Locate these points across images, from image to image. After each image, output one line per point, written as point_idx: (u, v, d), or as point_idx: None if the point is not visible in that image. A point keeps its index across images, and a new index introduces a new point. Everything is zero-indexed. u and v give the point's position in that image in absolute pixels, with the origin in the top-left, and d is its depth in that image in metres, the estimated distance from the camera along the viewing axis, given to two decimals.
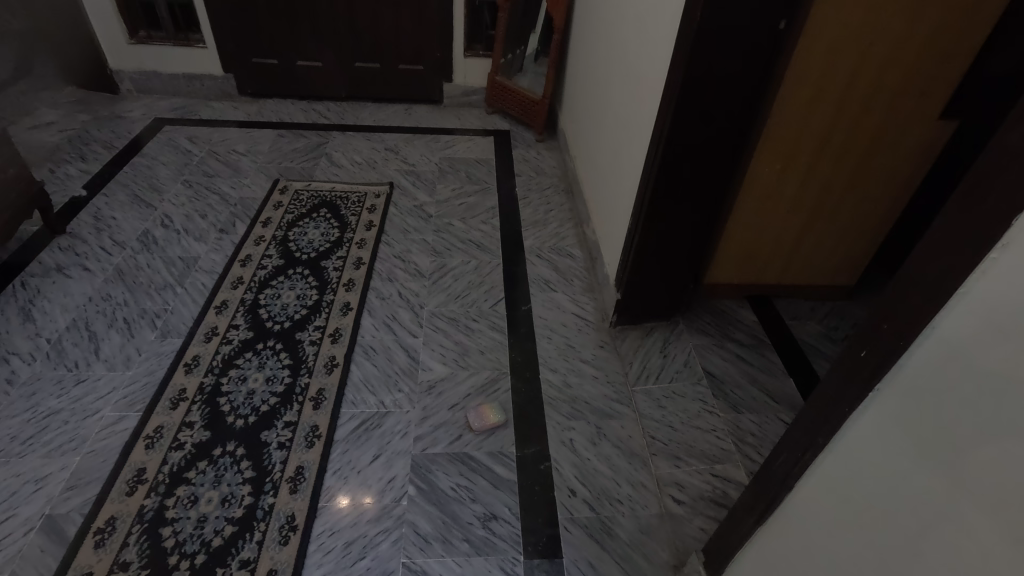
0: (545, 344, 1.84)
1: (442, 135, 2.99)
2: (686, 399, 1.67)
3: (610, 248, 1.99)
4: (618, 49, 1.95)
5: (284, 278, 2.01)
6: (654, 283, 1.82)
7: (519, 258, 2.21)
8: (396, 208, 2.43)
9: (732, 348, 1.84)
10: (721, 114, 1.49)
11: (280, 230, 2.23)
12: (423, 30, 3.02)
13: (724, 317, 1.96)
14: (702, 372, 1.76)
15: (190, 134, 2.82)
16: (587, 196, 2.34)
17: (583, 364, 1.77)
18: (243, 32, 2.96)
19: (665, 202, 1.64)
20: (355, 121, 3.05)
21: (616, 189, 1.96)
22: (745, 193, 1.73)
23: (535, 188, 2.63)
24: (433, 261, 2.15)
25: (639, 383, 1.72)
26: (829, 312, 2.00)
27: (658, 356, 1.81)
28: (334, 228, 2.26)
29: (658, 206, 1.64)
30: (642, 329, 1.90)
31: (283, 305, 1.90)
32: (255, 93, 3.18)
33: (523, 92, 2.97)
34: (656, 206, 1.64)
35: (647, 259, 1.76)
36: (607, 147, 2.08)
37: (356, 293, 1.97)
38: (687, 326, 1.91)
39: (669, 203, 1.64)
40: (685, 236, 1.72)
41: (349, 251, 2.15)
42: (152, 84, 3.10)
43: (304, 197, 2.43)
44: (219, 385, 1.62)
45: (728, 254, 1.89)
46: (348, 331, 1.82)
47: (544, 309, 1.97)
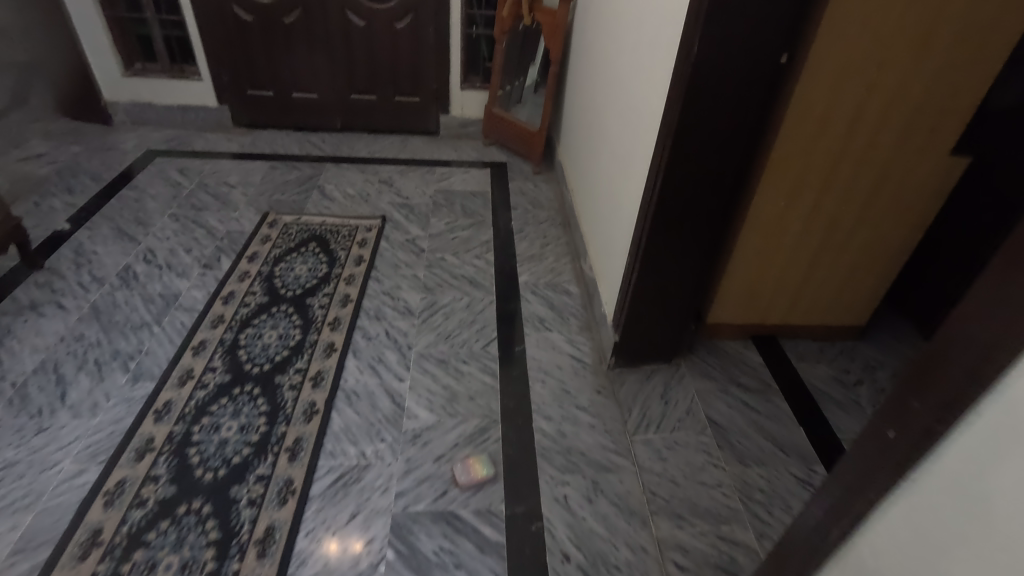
0: (539, 388, 1.74)
1: (438, 167, 2.95)
2: (689, 450, 1.56)
3: (607, 285, 1.90)
4: (614, 80, 1.90)
5: (266, 316, 1.92)
6: (653, 322, 1.73)
7: (514, 295, 2.12)
8: (387, 241, 2.36)
9: (738, 394, 1.73)
10: (720, 149, 1.42)
11: (266, 266, 2.16)
12: (419, 62, 3.00)
13: (729, 358, 1.86)
14: (706, 420, 1.64)
15: (181, 166, 2.77)
16: (584, 230, 2.26)
17: (579, 412, 1.67)
18: (239, 64, 2.96)
19: (663, 239, 1.56)
20: (350, 153, 3.01)
21: (613, 224, 1.88)
22: (746, 230, 1.65)
23: (532, 221, 2.56)
24: (423, 298, 2.07)
25: (639, 432, 1.61)
26: (840, 353, 1.89)
27: (658, 402, 1.70)
28: (322, 263, 2.19)
29: (655, 242, 1.56)
30: (642, 371, 1.80)
31: (264, 345, 1.81)
32: (251, 124, 3.15)
33: (520, 124, 2.93)
34: (653, 243, 1.56)
35: (645, 298, 1.67)
36: (604, 180, 2.02)
37: (342, 332, 1.88)
38: (689, 369, 1.81)
39: (667, 240, 1.56)
40: (684, 274, 1.64)
41: (336, 288, 2.07)
42: (147, 115, 3.07)
43: (293, 231, 2.36)
44: (189, 434, 1.52)
45: (730, 293, 1.80)
46: (330, 374, 1.73)
47: (539, 350, 1.88)
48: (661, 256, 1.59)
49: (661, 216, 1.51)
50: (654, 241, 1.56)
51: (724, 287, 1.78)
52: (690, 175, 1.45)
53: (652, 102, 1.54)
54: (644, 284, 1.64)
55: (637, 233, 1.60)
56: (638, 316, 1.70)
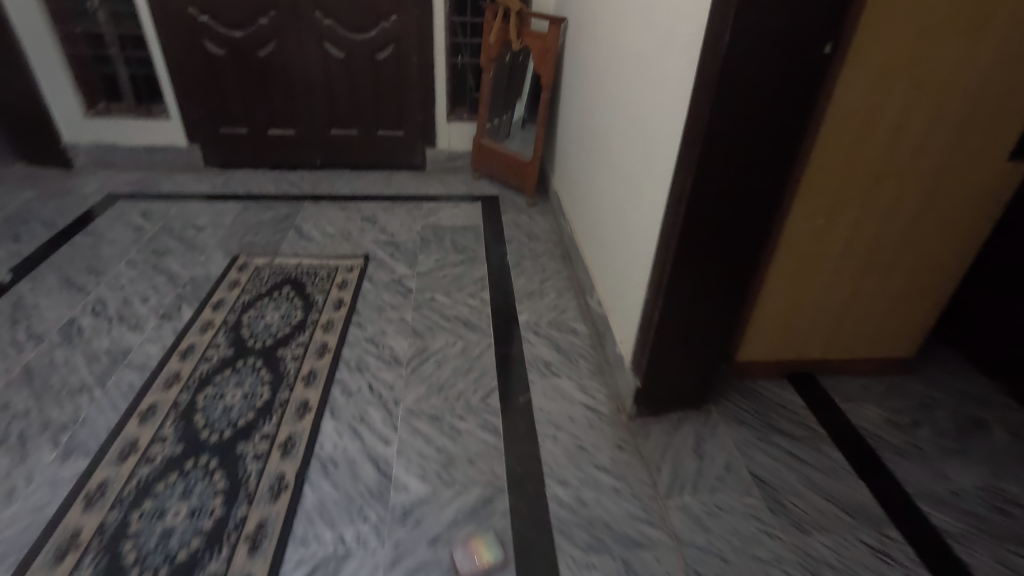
0: (550, 445, 1.49)
1: (424, 202, 2.75)
2: (735, 516, 1.31)
3: (621, 322, 1.67)
4: (618, 95, 1.73)
5: (231, 372, 1.67)
6: (680, 360, 1.51)
7: (514, 336, 1.89)
8: (371, 282, 2.13)
9: (782, 442, 1.49)
10: (753, 159, 1.23)
11: (233, 313, 1.91)
12: (403, 94, 2.85)
13: (765, 400, 1.62)
14: (750, 476, 1.39)
15: (145, 209, 2.55)
16: (588, 262, 2.06)
17: (599, 473, 1.42)
18: (210, 101, 2.78)
19: (689, 265, 1.35)
20: (330, 191, 2.82)
21: (625, 252, 1.67)
22: (780, 253, 1.45)
23: (528, 255, 2.35)
24: (412, 344, 1.83)
25: (672, 496, 1.36)
26: (888, 389, 1.67)
27: (690, 456, 1.46)
28: (296, 309, 1.95)
29: (681, 268, 1.36)
30: (667, 420, 1.56)
31: (225, 407, 1.55)
32: (223, 164, 2.95)
33: (512, 155, 2.77)
34: (679, 269, 1.36)
35: (670, 332, 1.46)
36: (610, 205, 1.82)
37: (317, 388, 1.63)
38: (721, 414, 1.57)
39: (694, 266, 1.36)
40: (713, 304, 1.43)
41: (312, 336, 1.83)
42: (110, 157, 2.87)
43: (265, 273, 2.13)
44: (126, 523, 1.25)
45: (762, 325, 1.58)
46: (304, 439, 1.47)
47: (546, 400, 1.63)
48: (688, 283, 1.38)
49: (686, 238, 1.31)
50: (680, 267, 1.35)
51: (756, 318, 1.57)
52: (720, 190, 1.26)
53: (669, 112, 1.35)
54: (669, 316, 1.43)
55: (659, 258, 1.39)
56: (662, 353, 1.48)
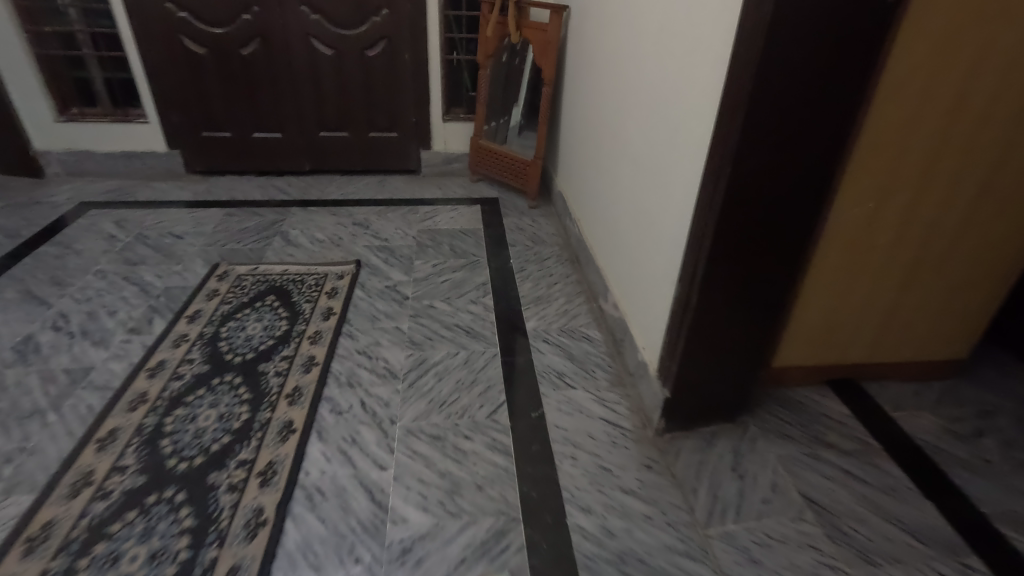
0: (568, 467, 1.31)
1: (420, 206, 2.59)
2: (789, 547, 1.12)
3: (644, 325, 1.50)
4: (633, 78, 1.58)
5: (205, 391, 1.48)
6: (715, 365, 1.33)
7: (521, 346, 1.71)
8: (363, 289, 1.95)
9: (832, 457, 1.31)
10: (804, 130, 1.06)
11: (210, 326, 1.73)
12: (396, 94, 2.70)
13: (807, 410, 1.44)
14: (801, 498, 1.21)
15: (119, 217, 2.37)
16: (601, 263, 1.89)
17: (626, 498, 1.23)
18: (192, 104, 2.63)
19: (727, 253, 1.19)
20: (320, 196, 2.65)
21: (646, 248, 1.51)
22: (826, 245, 1.29)
23: (533, 259, 2.18)
24: (409, 355, 1.65)
25: (713, 524, 1.18)
26: (942, 396, 1.50)
27: (730, 476, 1.27)
28: (281, 320, 1.77)
29: (719, 257, 1.19)
30: (700, 435, 1.38)
31: (197, 431, 1.36)
32: (206, 171, 2.78)
33: (512, 155, 2.61)
34: (716, 259, 1.19)
35: (705, 333, 1.29)
36: (626, 198, 1.66)
37: (303, 407, 1.45)
38: (760, 427, 1.39)
39: (732, 254, 1.19)
40: (752, 299, 1.26)
41: (298, 349, 1.65)
42: (85, 165, 2.70)
43: (248, 282, 1.96)
44: (72, 573, 1.06)
45: (804, 325, 1.41)
46: (286, 466, 1.28)
47: (562, 415, 1.45)
48: (725, 275, 1.22)
49: (725, 227, 1.15)
50: (717, 256, 1.19)
51: (798, 317, 1.39)
52: (764, 167, 1.09)
53: (697, 85, 1.20)
54: (704, 314, 1.26)
55: (692, 247, 1.23)
56: (696, 356, 1.31)
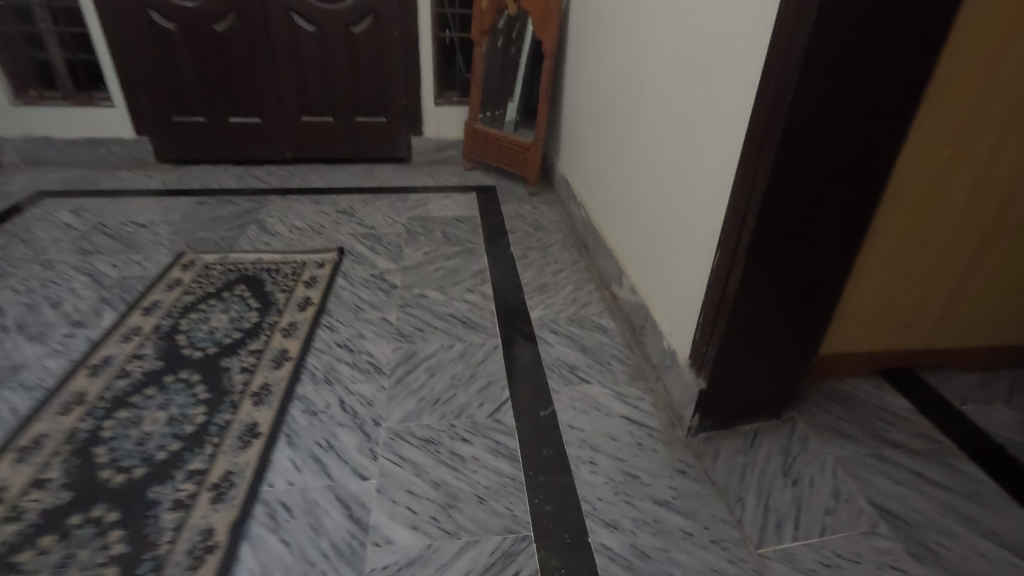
0: (587, 474, 1.09)
1: (410, 194, 2.38)
2: (867, 569, 0.91)
3: (672, 306, 1.30)
4: (654, 27, 1.40)
5: (155, 390, 1.26)
6: (761, 347, 1.13)
7: (526, 336, 1.50)
8: (345, 278, 1.74)
9: (900, 459, 1.11)
10: (881, 53, 0.88)
11: (168, 318, 1.51)
12: (384, 76, 2.51)
13: (863, 403, 1.24)
14: (872, 508, 1.01)
15: (77, 206, 2.15)
16: (614, 246, 1.69)
17: (659, 511, 1.02)
18: (162, 86, 2.42)
19: (782, 208, 1.00)
20: (301, 185, 2.44)
21: (673, 217, 1.31)
22: (890, 205, 1.10)
23: (535, 246, 1.98)
24: (396, 348, 1.43)
25: (768, 542, 0.97)
26: (1014, 386, 1.30)
27: (782, 482, 1.06)
28: (251, 311, 1.55)
29: (772, 212, 1.00)
30: (740, 434, 1.17)
31: (141, 436, 1.14)
32: (178, 160, 2.56)
33: (510, 139, 2.42)
34: (768, 214, 1.00)
35: (752, 307, 1.09)
36: (646, 167, 1.47)
37: (270, 407, 1.22)
38: (810, 424, 1.18)
39: (787, 209, 1.00)
40: (808, 266, 1.07)
41: (268, 342, 1.43)
42: (44, 154, 2.48)
43: (215, 271, 1.74)
44: None
45: (860, 300, 1.22)
46: (247, 476, 1.06)
47: (576, 413, 1.24)
48: (778, 235, 1.02)
49: (779, 178, 0.96)
50: (770, 210, 0.99)
51: (853, 291, 1.20)
52: (830, 100, 0.91)
53: (739, 13, 1.01)
54: (751, 284, 1.06)
55: (738, 203, 1.04)
56: (740, 337, 1.11)
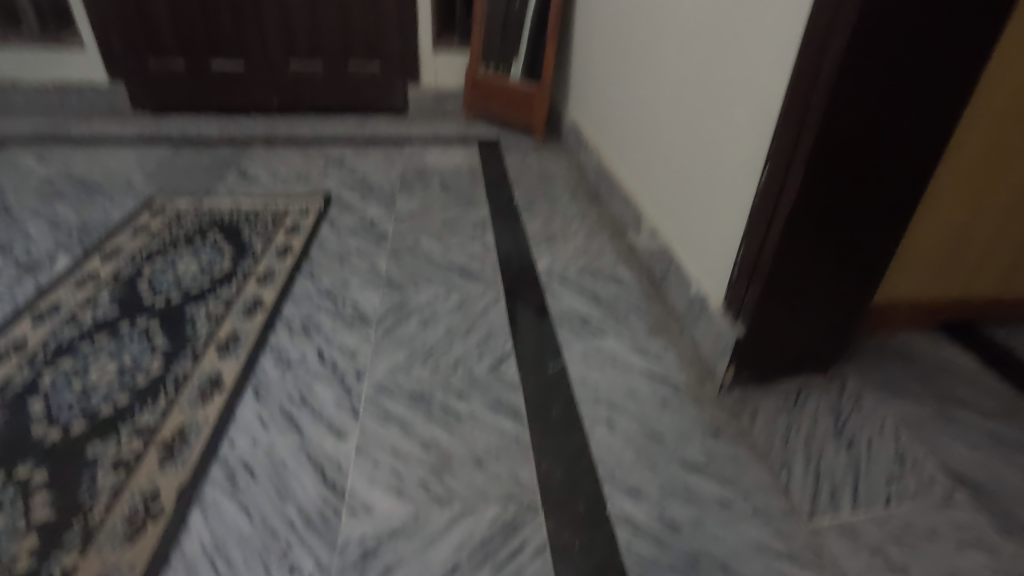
0: (605, 434, 0.93)
1: (405, 144, 2.20)
2: (944, 548, 0.76)
3: (705, 242, 1.11)
4: None
5: (107, 338, 1.10)
6: (813, 284, 0.95)
7: (532, 287, 1.33)
8: (331, 225, 1.56)
9: (972, 420, 0.95)
10: None
11: (130, 263, 1.34)
12: (378, 16, 2.30)
13: (922, 360, 1.07)
14: (945, 475, 0.85)
15: (43, 153, 1.98)
16: (631, 190, 1.51)
17: (690, 476, 0.86)
18: (135, 25, 2.22)
19: (853, 104, 0.80)
20: (288, 135, 2.25)
21: (708, 138, 1.11)
22: (974, 121, 0.91)
23: (541, 196, 1.80)
24: (385, 298, 1.26)
25: (821, 514, 0.81)
26: None
27: (835, 446, 0.90)
28: (224, 257, 1.38)
29: (840, 110, 0.80)
30: (781, 392, 1.01)
31: (85, 388, 0.98)
32: (155, 109, 2.38)
33: (514, 84, 2.23)
34: (835, 112, 0.80)
35: (806, 235, 0.90)
36: (674, 88, 1.27)
37: (237, 358, 1.06)
38: (863, 380, 1.02)
39: (861, 106, 0.80)
40: (878, 184, 0.87)
41: (241, 289, 1.26)
42: (12, 101, 2.31)
43: (188, 217, 1.57)
44: None
45: (925, 233, 1.03)
46: (204, 434, 0.90)
47: (589, 368, 1.07)
48: (846, 141, 0.83)
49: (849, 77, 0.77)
50: (839, 106, 0.80)
51: (920, 218, 1.01)
52: None
53: None
54: (807, 205, 0.87)
55: (795, 101, 0.84)
56: (789, 272, 0.93)
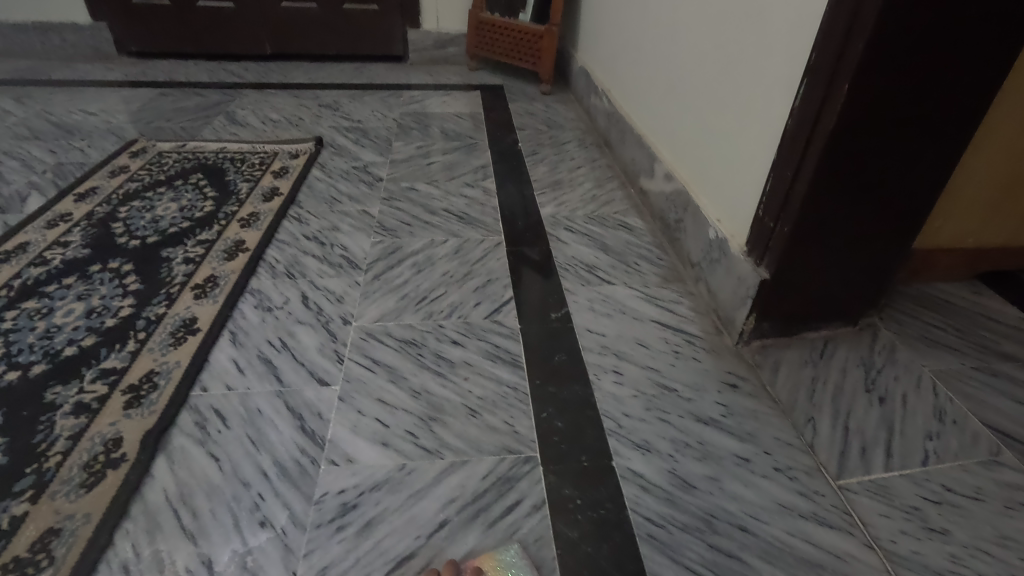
0: (612, 385, 0.85)
1: (404, 91, 2.07)
2: (989, 509, 0.68)
3: (729, 178, 1.00)
4: None
5: (75, 280, 1.02)
6: (848, 224, 0.84)
7: (535, 233, 1.23)
8: (322, 169, 1.47)
9: (1018, 374, 0.86)
10: None
11: (106, 204, 1.25)
12: None
13: (961, 313, 0.98)
14: (988, 433, 0.77)
15: (23, 94, 1.88)
16: (645, 132, 1.40)
17: (706, 430, 0.78)
18: None
19: (913, 7, 0.67)
20: (281, 80, 2.13)
21: (736, 59, 0.98)
22: None
23: (548, 143, 1.69)
24: (377, 242, 1.17)
25: (850, 472, 0.73)
26: None
27: (866, 400, 0.82)
28: (206, 199, 1.29)
29: (896, 14, 0.67)
30: (806, 343, 0.92)
31: (47, 330, 0.90)
32: (142, 52, 2.27)
33: (520, 27, 2.08)
34: (890, 17, 0.67)
35: (845, 166, 0.79)
36: (698, 8, 1.13)
37: (214, 301, 0.98)
38: (896, 333, 0.93)
39: (922, 8, 0.67)
40: (934, 106, 0.75)
41: (222, 232, 1.17)
42: None
43: (170, 159, 1.47)
44: None
45: (980, 156, 0.91)
46: (173, 379, 0.82)
47: (596, 317, 0.99)
48: (900, 52, 0.70)
49: None
50: (894, 10, 0.67)
51: (986, 128, 0.88)
52: None
53: None
54: (849, 130, 0.75)
55: (842, 5, 0.71)
56: (823, 209, 0.82)
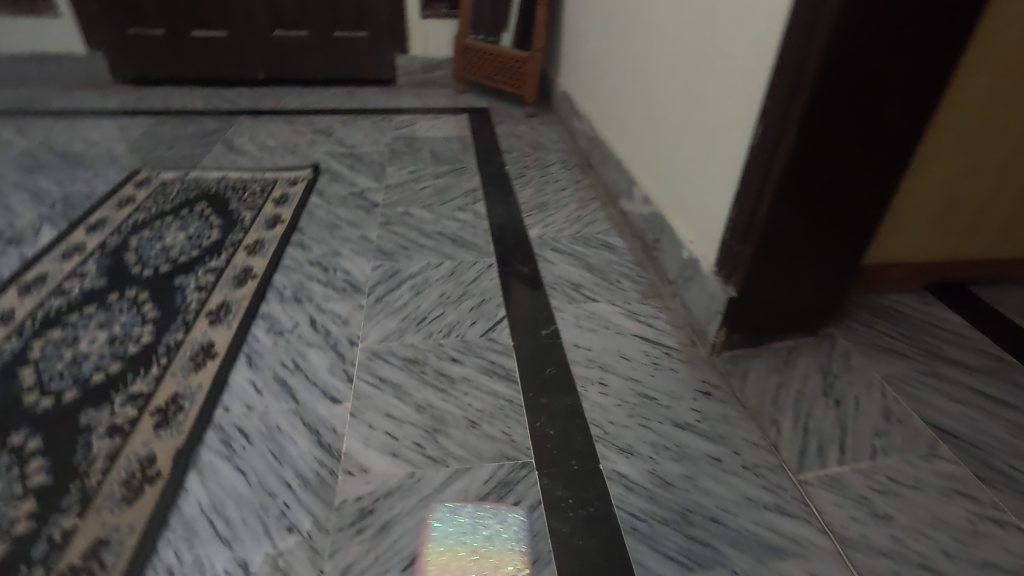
0: (598, 396, 0.94)
1: (395, 115, 2.15)
2: (927, 497, 0.78)
3: (701, 202, 1.10)
4: None
5: (95, 309, 1.09)
6: (804, 246, 0.95)
7: (524, 254, 1.32)
8: (321, 196, 1.54)
9: (958, 376, 0.97)
10: None
11: (117, 234, 1.32)
12: None
13: (909, 321, 1.09)
14: (929, 430, 0.88)
15: (24, 125, 1.93)
16: (624, 155, 1.50)
17: (682, 434, 0.87)
18: None
19: (845, 69, 0.78)
20: (275, 106, 2.20)
21: (702, 96, 1.09)
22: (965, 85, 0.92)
23: (534, 165, 1.78)
24: (376, 267, 1.25)
25: (810, 466, 0.83)
26: None
27: (823, 403, 0.92)
28: (212, 228, 1.36)
29: (833, 71, 0.78)
30: (772, 353, 1.02)
31: (75, 357, 0.97)
32: (137, 80, 2.33)
33: (504, 53, 2.17)
34: (828, 75, 0.78)
35: (798, 198, 0.89)
36: (668, 47, 1.24)
37: (228, 327, 1.05)
38: (852, 341, 1.04)
39: (854, 68, 0.78)
40: (871, 146, 0.86)
41: (230, 260, 1.25)
42: None
43: (175, 188, 1.54)
44: None
45: (920, 185, 1.03)
46: (198, 400, 0.90)
47: (583, 333, 1.08)
48: (838, 103, 0.81)
49: (842, 41, 0.76)
50: (830, 70, 0.78)
51: (922, 159, 0.99)
52: None
53: None
54: (799, 167, 0.86)
55: (788, 63, 0.82)
56: (780, 235, 0.93)
